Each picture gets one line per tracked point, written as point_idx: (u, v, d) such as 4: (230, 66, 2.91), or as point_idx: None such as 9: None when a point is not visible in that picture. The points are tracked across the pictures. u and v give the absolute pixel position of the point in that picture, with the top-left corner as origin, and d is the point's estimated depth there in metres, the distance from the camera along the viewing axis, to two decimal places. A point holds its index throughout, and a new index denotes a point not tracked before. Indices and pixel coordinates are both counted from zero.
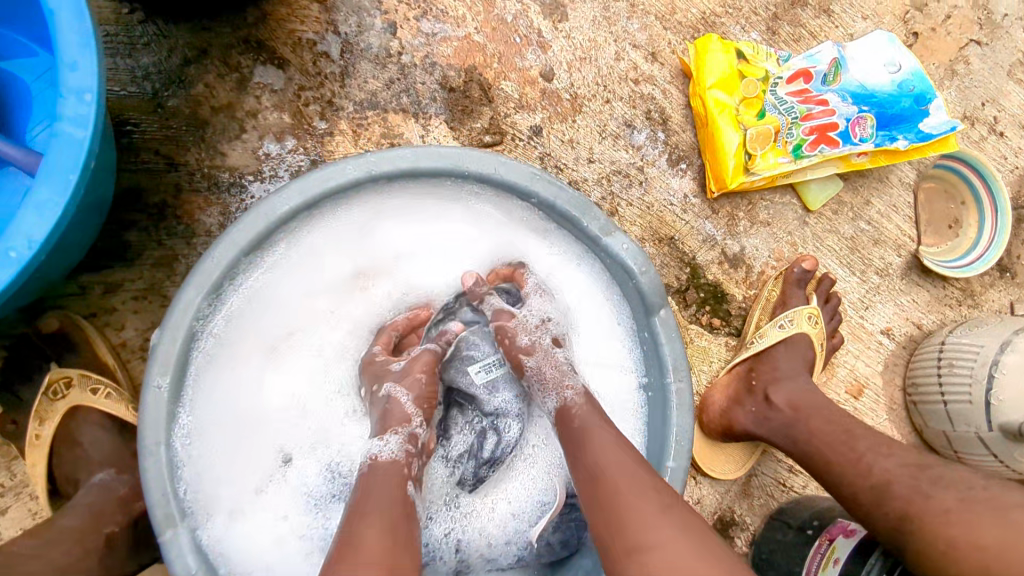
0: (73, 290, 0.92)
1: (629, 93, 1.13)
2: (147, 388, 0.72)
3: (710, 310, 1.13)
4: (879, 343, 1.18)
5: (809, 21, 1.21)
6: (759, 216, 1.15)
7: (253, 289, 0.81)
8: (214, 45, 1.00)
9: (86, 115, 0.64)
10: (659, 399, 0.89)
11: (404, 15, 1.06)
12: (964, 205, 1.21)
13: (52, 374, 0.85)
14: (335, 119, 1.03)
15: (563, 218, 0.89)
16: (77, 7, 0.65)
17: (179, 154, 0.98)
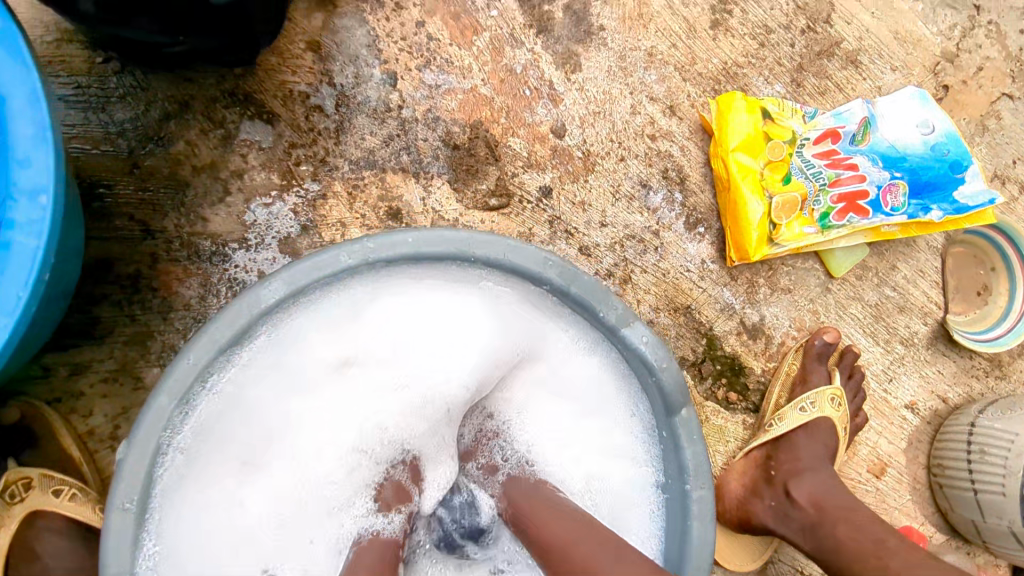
0: (34, 372, 0.84)
1: (645, 150, 1.06)
2: (110, 512, 0.65)
3: (727, 384, 1.06)
4: (902, 418, 1.11)
5: (836, 72, 1.14)
6: (779, 283, 1.08)
7: (230, 389, 0.73)
8: (195, 98, 0.91)
9: (42, 219, 0.61)
10: (678, 505, 0.82)
11: (406, 64, 0.98)
12: (994, 271, 1.14)
13: (9, 474, 0.77)
14: (328, 180, 0.94)
15: (578, 305, 0.81)
16: (33, 98, 0.60)
17: (156, 220, 0.89)
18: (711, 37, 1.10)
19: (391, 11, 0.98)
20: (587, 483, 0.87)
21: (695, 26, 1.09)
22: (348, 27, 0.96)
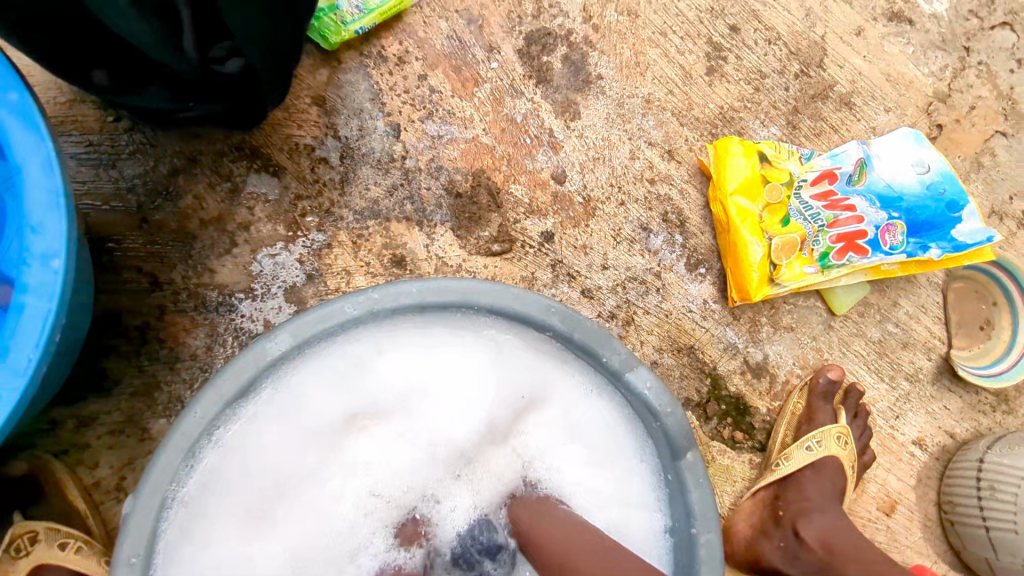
0: (43, 425, 0.85)
1: (644, 194, 1.08)
2: (116, 567, 0.65)
3: (732, 424, 1.06)
4: (911, 455, 1.11)
5: (830, 114, 1.16)
6: (782, 321, 1.09)
7: (235, 441, 0.74)
8: (204, 154, 0.93)
9: (54, 283, 0.62)
10: (686, 551, 0.81)
11: (409, 116, 1.01)
12: (995, 306, 1.15)
13: (15, 528, 0.78)
14: (334, 230, 0.96)
15: (581, 351, 0.82)
16: (46, 161, 0.62)
17: (164, 272, 0.91)
18: (707, 82, 1.13)
19: (395, 66, 1.02)
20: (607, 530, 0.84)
21: (691, 73, 1.12)
22: (354, 83, 1.00)
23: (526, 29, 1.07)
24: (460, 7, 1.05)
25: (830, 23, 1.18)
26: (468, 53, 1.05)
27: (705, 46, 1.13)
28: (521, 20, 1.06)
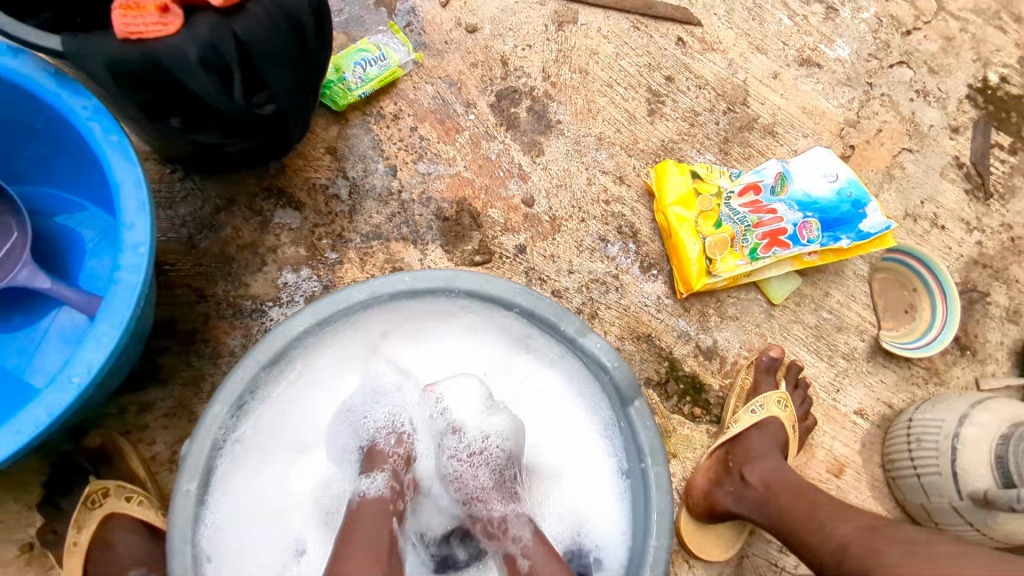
0: (113, 410, 1.04)
1: (601, 213, 1.29)
2: (179, 489, 0.83)
3: (690, 400, 1.23)
4: (853, 424, 1.26)
5: (756, 142, 1.39)
6: (727, 312, 1.28)
7: (271, 399, 0.93)
8: (240, 195, 1.17)
9: (140, 265, 0.81)
10: (639, 481, 0.97)
11: (404, 159, 1.25)
12: (915, 291, 1.33)
13: (91, 485, 0.95)
14: (345, 250, 1.19)
15: (543, 324, 1.01)
16: (136, 179, 0.83)
17: (208, 287, 1.13)
18: (649, 121, 1.36)
19: (391, 121, 1.27)
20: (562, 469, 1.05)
21: (635, 114, 1.36)
22: (358, 135, 1.25)
23: (496, 88, 1.33)
24: (442, 74, 1.31)
25: (750, 69, 1.43)
26: (450, 108, 1.30)
27: (645, 93, 1.38)
28: (492, 82, 1.32)
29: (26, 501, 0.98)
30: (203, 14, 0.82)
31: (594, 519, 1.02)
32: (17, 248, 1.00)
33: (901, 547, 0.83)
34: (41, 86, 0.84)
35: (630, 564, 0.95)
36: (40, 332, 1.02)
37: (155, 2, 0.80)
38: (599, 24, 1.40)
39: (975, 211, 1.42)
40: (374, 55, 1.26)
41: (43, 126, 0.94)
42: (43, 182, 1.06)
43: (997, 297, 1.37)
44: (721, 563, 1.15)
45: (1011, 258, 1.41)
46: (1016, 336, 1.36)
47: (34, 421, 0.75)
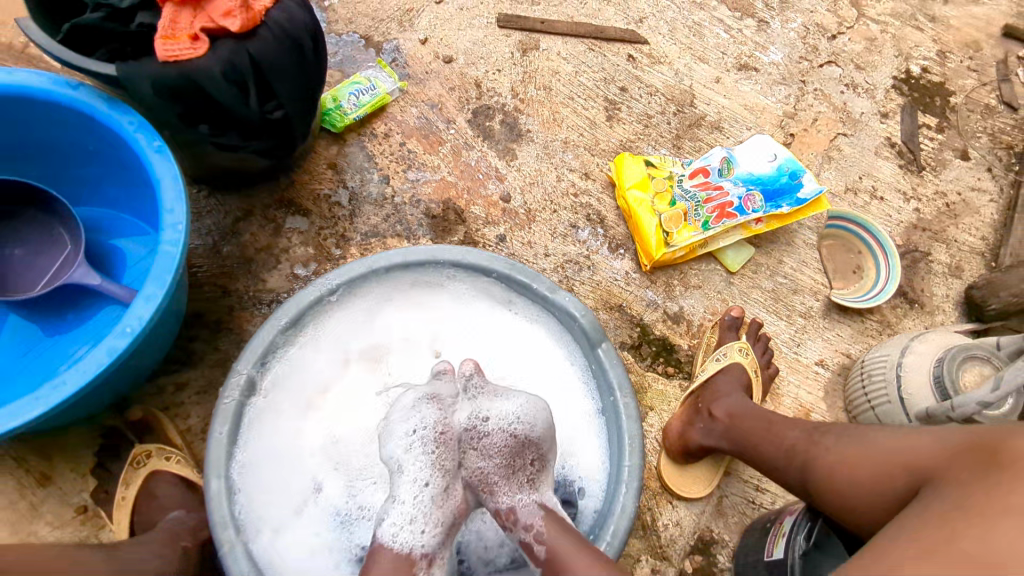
0: (152, 389, 1.20)
1: (571, 204, 1.46)
2: (212, 434, 0.97)
3: (663, 360, 1.36)
4: (816, 373, 1.38)
5: (705, 137, 1.58)
6: (691, 282, 1.42)
7: (291, 361, 1.09)
8: (256, 207, 1.36)
9: (178, 239, 0.98)
10: (611, 413, 1.10)
11: (394, 169, 1.44)
12: (861, 254, 1.48)
13: (136, 449, 1.11)
14: (347, 247, 1.36)
15: (520, 287, 1.17)
16: (174, 175, 1.01)
17: (231, 283, 1.30)
18: (608, 125, 1.55)
19: (382, 139, 1.47)
20: None
21: (595, 121, 1.56)
22: (354, 152, 1.45)
23: (472, 106, 1.53)
24: (424, 98, 1.52)
25: (694, 76, 1.62)
26: (433, 125, 1.50)
27: (602, 102, 1.57)
28: (468, 101, 1.52)
29: (80, 469, 1.13)
30: (223, 41, 1.00)
31: (578, 457, 1.12)
32: (71, 253, 1.18)
33: (848, 437, 0.91)
34: (95, 109, 1.03)
35: (610, 486, 1.06)
36: (90, 324, 1.19)
37: (187, 33, 0.98)
38: (559, 48, 1.61)
39: (910, 182, 1.58)
40: (365, 86, 1.47)
41: (96, 146, 1.14)
42: (92, 201, 1.25)
43: (938, 255, 1.51)
44: (702, 502, 1.26)
45: (947, 222, 1.55)
46: (960, 288, 1.49)
47: (97, 361, 0.91)
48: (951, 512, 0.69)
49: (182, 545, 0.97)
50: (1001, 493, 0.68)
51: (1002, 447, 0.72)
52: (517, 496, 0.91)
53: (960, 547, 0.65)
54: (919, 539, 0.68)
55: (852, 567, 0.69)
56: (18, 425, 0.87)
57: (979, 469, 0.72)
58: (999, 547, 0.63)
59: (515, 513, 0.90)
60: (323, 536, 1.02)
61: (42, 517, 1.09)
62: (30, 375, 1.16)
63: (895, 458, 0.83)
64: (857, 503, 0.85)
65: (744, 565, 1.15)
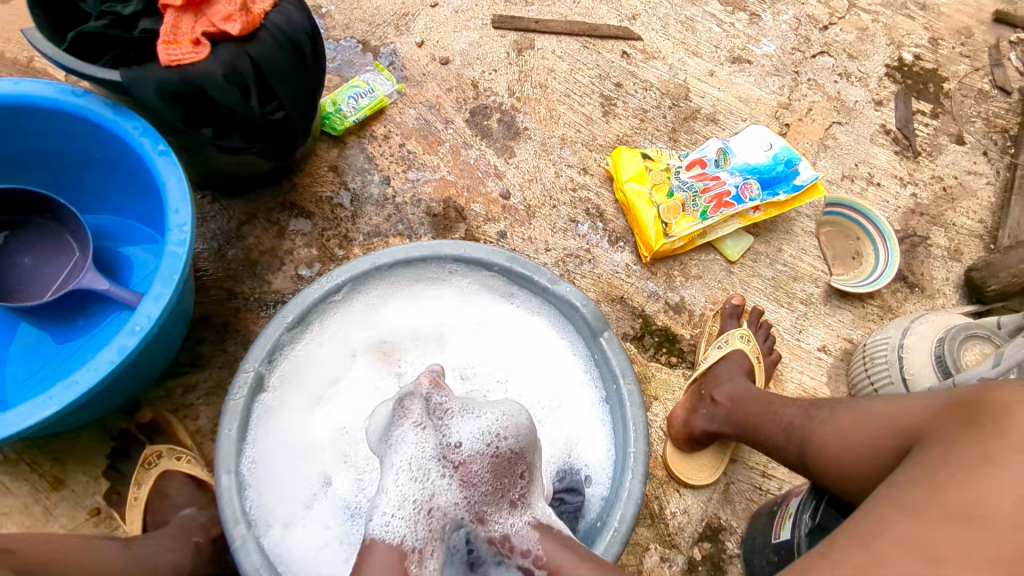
0: (161, 392, 1.21)
1: (570, 199, 1.48)
2: (221, 432, 0.99)
3: (666, 350, 1.37)
4: (819, 359, 1.39)
5: (701, 129, 1.59)
6: (691, 272, 1.43)
7: (297, 359, 1.10)
8: (259, 210, 1.38)
9: (184, 239, 1.00)
10: (615, 401, 1.11)
11: (395, 170, 1.46)
12: (860, 240, 1.49)
13: (147, 449, 1.12)
14: (350, 247, 1.38)
15: (521, 280, 1.18)
16: (179, 177, 1.03)
17: (237, 286, 1.31)
18: (604, 121, 1.57)
19: (382, 141, 1.49)
20: (550, 403, 1.16)
21: (591, 116, 1.57)
22: (354, 154, 1.46)
23: (469, 106, 1.54)
24: (422, 99, 1.53)
25: (688, 71, 1.64)
26: (431, 126, 1.51)
27: (598, 99, 1.59)
28: (465, 101, 1.54)
29: (93, 472, 1.15)
30: (224, 44, 1.03)
31: (584, 445, 1.13)
32: (79, 260, 1.20)
33: (846, 409, 0.92)
34: (101, 116, 1.06)
35: (616, 473, 1.06)
36: (100, 329, 1.21)
37: (190, 38, 1.02)
38: (553, 47, 1.63)
39: (907, 168, 1.59)
40: (363, 89, 1.49)
41: (102, 153, 1.16)
42: (99, 208, 1.27)
43: (937, 239, 1.52)
44: (709, 489, 1.26)
45: (945, 206, 1.57)
46: (960, 271, 1.50)
47: (108, 359, 0.93)
48: (937, 467, 0.70)
49: (194, 540, 1.01)
50: (982, 444, 0.69)
51: (981, 401, 0.74)
52: (508, 522, 0.84)
53: (946, 500, 0.66)
54: (906, 496, 0.69)
55: (846, 531, 0.70)
56: (33, 423, 0.89)
57: (961, 423, 0.74)
58: (982, 494, 0.65)
59: (510, 541, 0.83)
60: (333, 529, 1.03)
61: (56, 520, 1.11)
62: (42, 381, 1.17)
63: (887, 422, 0.84)
64: (855, 470, 0.87)
65: (752, 549, 1.16)
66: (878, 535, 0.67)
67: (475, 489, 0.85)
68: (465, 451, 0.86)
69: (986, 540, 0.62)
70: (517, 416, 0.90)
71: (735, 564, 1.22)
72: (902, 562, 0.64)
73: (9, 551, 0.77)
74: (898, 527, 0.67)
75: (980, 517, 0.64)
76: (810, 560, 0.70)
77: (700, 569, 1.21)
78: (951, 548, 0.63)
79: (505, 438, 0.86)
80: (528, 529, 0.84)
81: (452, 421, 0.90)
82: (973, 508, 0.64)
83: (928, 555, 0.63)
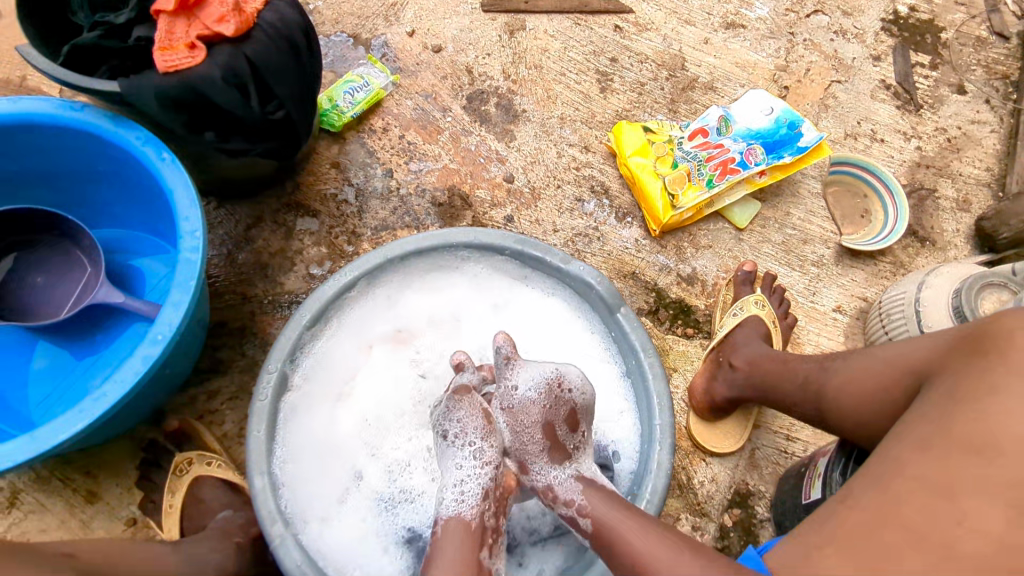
0: (185, 399, 1.22)
1: (574, 178, 1.47)
2: (250, 435, 0.99)
3: (682, 321, 1.37)
4: (834, 319, 1.39)
5: (700, 98, 1.58)
6: (701, 242, 1.43)
7: (318, 356, 1.11)
8: (266, 212, 1.37)
9: (197, 246, 1.00)
10: (637, 376, 1.11)
11: (397, 162, 1.45)
12: (867, 197, 1.48)
13: (176, 457, 1.13)
14: (359, 243, 1.38)
15: (533, 262, 1.18)
16: (185, 183, 1.03)
17: (250, 289, 1.31)
18: (602, 97, 1.56)
19: (381, 134, 1.48)
20: None
21: (589, 94, 1.56)
22: (355, 149, 1.46)
23: (466, 92, 1.53)
24: (418, 89, 1.52)
25: (682, 40, 1.62)
26: (430, 115, 1.50)
27: (594, 75, 1.58)
28: (461, 88, 1.53)
29: (125, 483, 1.16)
30: (220, 46, 1.02)
31: (609, 421, 1.14)
32: (92, 275, 1.20)
33: (860, 357, 0.93)
34: (102, 129, 1.05)
35: (643, 447, 1.07)
36: (117, 342, 1.21)
37: (185, 42, 1.01)
38: (545, 26, 1.62)
39: (910, 122, 1.58)
40: (358, 83, 1.48)
41: (106, 167, 1.16)
42: (106, 222, 1.27)
43: (944, 191, 1.52)
44: (735, 456, 1.27)
45: (951, 156, 1.56)
46: (970, 222, 1.49)
47: (133, 370, 0.93)
48: (948, 400, 0.70)
49: (235, 540, 1.02)
50: (989, 372, 0.69)
51: (987, 331, 0.73)
52: (552, 474, 0.91)
53: (957, 433, 0.66)
54: (918, 433, 0.69)
55: (864, 474, 0.71)
56: (65, 438, 0.90)
57: (970, 356, 0.73)
58: (989, 424, 0.65)
59: (554, 491, 0.89)
60: (369, 521, 1.04)
61: (94, 532, 1.13)
62: (66, 398, 1.18)
63: (899, 365, 0.84)
64: (878, 416, 0.87)
65: (783, 512, 1.16)
66: (893, 474, 0.67)
67: (522, 436, 0.93)
68: (519, 399, 0.95)
69: (998, 469, 0.63)
70: (575, 369, 0.96)
71: (766, 528, 1.23)
72: (920, 499, 0.64)
73: (71, 555, 0.77)
74: (912, 465, 0.67)
75: (989, 446, 0.64)
76: (831, 507, 0.71)
77: (731, 535, 1.22)
78: (967, 481, 0.64)
79: (568, 389, 0.93)
80: (573, 482, 0.90)
81: (512, 372, 0.99)
82: (983, 438, 0.64)
83: (943, 490, 0.64)
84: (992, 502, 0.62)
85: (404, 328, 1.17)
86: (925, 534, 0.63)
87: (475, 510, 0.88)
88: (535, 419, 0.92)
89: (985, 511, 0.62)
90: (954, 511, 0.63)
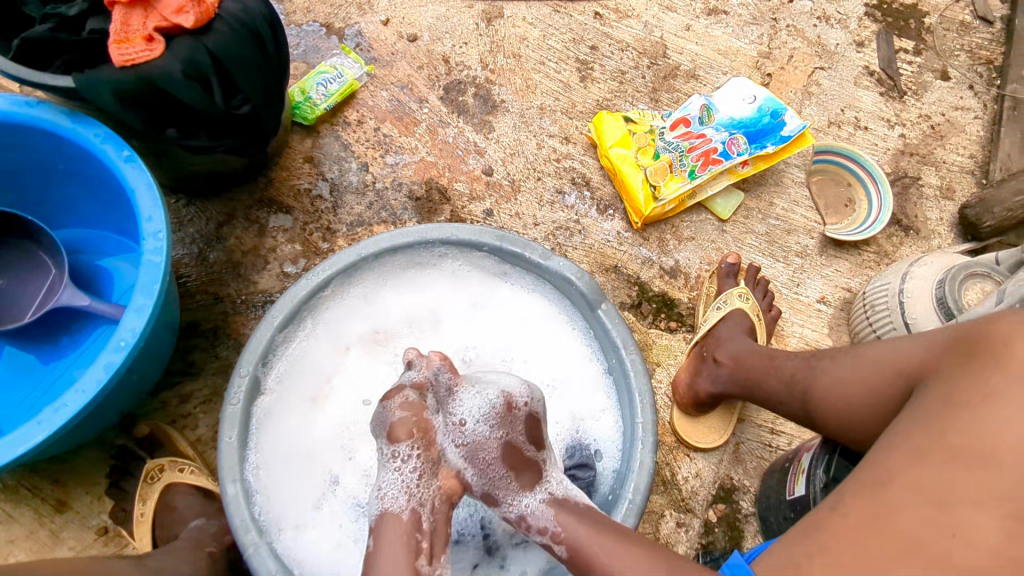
0: (157, 404, 1.19)
1: (554, 169, 1.44)
2: (220, 441, 0.96)
3: (665, 315, 1.35)
4: (818, 311, 1.38)
5: (682, 87, 1.55)
6: (683, 234, 1.41)
7: (292, 358, 1.08)
8: (237, 209, 1.33)
9: (161, 247, 0.96)
10: (620, 374, 1.09)
11: (372, 156, 1.41)
12: (851, 186, 1.46)
13: (148, 464, 1.10)
14: (334, 239, 1.34)
15: (512, 258, 1.15)
16: (147, 183, 0.99)
17: (222, 289, 1.27)
18: (582, 86, 1.53)
19: (356, 126, 1.44)
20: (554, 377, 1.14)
21: (569, 83, 1.53)
22: (329, 142, 1.42)
23: (443, 83, 1.49)
24: (393, 80, 1.48)
25: (664, 27, 1.59)
26: (406, 106, 1.47)
27: (574, 64, 1.55)
28: (438, 78, 1.49)
29: (96, 491, 1.13)
30: (180, 38, 0.98)
31: (591, 419, 1.12)
32: (56, 277, 1.16)
33: (847, 355, 0.91)
34: (59, 126, 1.01)
35: (625, 445, 1.05)
36: (85, 346, 1.17)
37: (142, 34, 0.97)
38: (523, 13, 1.57)
39: (894, 109, 1.56)
40: (331, 75, 1.44)
41: (67, 165, 1.11)
42: (71, 222, 1.23)
43: (928, 178, 1.50)
44: (720, 451, 1.26)
45: (934, 143, 1.54)
46: (953, 210, 1.48)
47: (94, 378, 0.90)
48: (945, 405, 0.68)
49: (208, 550, 1.00)
50: (983, 379, 0.67)
51: (983, 337, 0.72)
52: (521, 501, 0.87)
53: (951, 441, 0.65)
54: (912, 437, 0.68)
55: (854, 479, 0.68)
56: (24, 450, 0.86)
57: (965, 359, 0.72)
58: (989, 433, 0.63)
59: (526, 519, 0.85)
60: (346, 528, 1.01)
61: (64, 543, 1.09)
62: (32, 405, 1.14)
63: (890, 369, 0.83)
64: (863, 414, 0.85)
65: (767, 507, 1.15)
66: (886, 482, 0.66)
67: (487, 473, 0.88)
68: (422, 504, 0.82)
69: (993, 478, 0.62)
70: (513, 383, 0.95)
71: (751, 523, 1.21)
72: (910, 510, 0.63)
73: None
74: (904, 473, 0.65)
75: (989, 456, 0.63)
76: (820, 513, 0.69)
77: (716, 531, 1.21)
78: (960, 492, 0.62)
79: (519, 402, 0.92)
80: (543, 506, 0.86)
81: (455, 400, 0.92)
82: (979, 446, 0.63)
83: (936, 502, 0.63)
84: (988, 512, 0.61)
85: (382, 327, 1.15)
86: (919, 547, 0.61)
87: (408, 505, 0.85)
88: (494, 449, 0.88)
89: (981, 523, 0.61)
90: (950, 523, 0.62)
